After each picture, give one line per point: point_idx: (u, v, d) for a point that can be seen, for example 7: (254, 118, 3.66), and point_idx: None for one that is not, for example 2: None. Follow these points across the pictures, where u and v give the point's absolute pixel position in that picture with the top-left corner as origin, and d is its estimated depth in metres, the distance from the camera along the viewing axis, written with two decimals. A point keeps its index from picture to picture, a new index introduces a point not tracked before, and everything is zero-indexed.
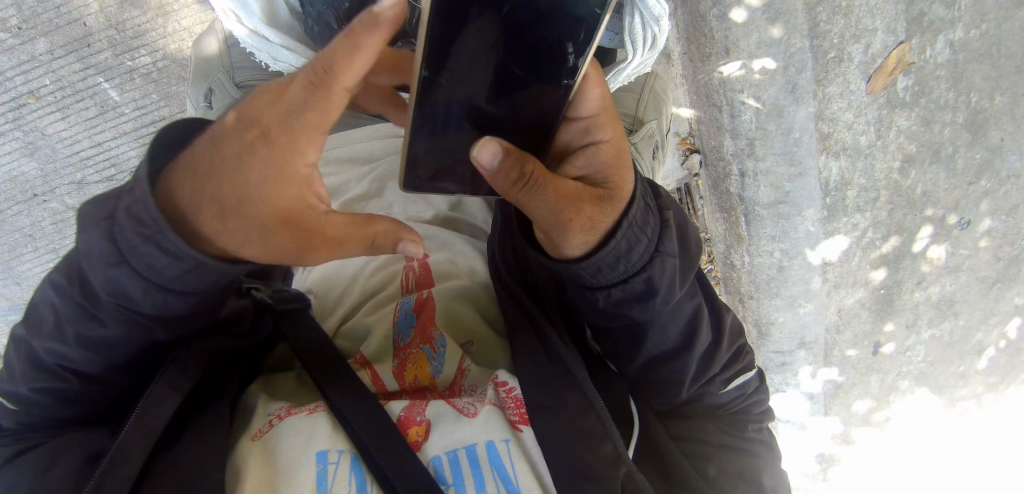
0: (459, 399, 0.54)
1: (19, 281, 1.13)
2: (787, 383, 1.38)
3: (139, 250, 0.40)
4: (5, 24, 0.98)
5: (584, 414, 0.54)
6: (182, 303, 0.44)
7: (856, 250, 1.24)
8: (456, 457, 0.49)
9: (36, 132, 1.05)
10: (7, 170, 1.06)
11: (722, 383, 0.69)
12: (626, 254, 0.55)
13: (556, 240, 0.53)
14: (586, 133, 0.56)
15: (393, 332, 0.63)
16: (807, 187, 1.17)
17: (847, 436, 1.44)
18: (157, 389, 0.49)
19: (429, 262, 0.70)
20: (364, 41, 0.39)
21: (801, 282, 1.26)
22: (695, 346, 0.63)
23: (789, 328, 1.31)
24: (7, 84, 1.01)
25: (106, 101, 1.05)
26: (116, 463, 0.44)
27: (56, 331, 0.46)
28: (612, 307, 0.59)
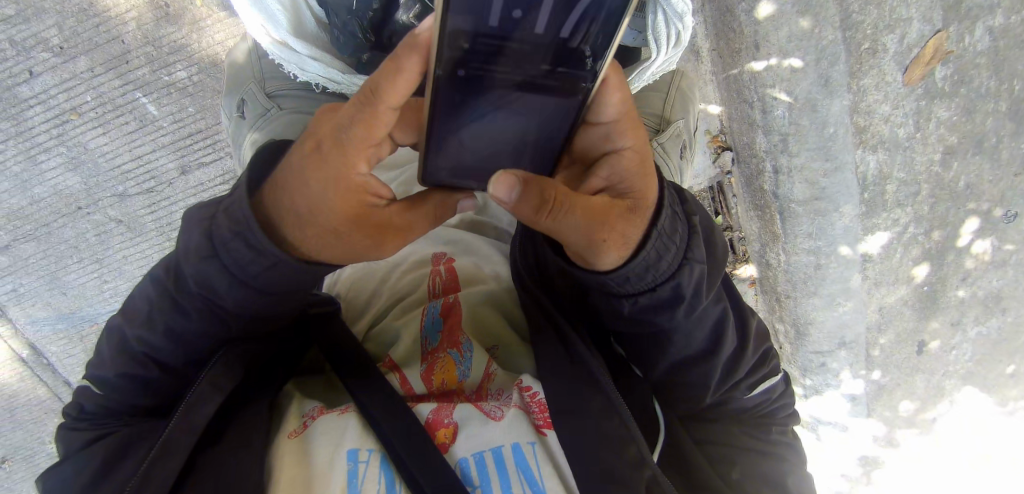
0: (486, 403, 0.50)
1: (65, 291, 1.16)
2: (827, 384, 1.34)
3: (228, 248, 0.46)
4: (47, 44, 1.02)
5: (608, 417, 0.50)
6: (260, 299, 0.49)
7: (896, 246, 1.20)
8: (483, 460, 0.45)
9: (79, 147, 1.08)
10: (52, 185, 1.09)
11: (748, 387, 0.65)
12: (655, 263, 0.50)
13: (586, 258, 0.48)
14: (607, 139, 0.49)
15: (420, 335, 0.59)
16: (844, 183, 1.13)
17: (891, 439, 1.39)
18: (202, 386, 0.49)
19: (455, 266, 0.67)
20: (404, 63, 0.39)
21: (839, 279, 1.22)
22: (722, 354, 0.58)
23: (828, 328, 1.27)
24: (51, 102, 1.05)
25: (145, 115, 1.09)
26: (162, 455, 0.45)
27: (146, 322, 0.51)
28: (638, 317, 0.53)
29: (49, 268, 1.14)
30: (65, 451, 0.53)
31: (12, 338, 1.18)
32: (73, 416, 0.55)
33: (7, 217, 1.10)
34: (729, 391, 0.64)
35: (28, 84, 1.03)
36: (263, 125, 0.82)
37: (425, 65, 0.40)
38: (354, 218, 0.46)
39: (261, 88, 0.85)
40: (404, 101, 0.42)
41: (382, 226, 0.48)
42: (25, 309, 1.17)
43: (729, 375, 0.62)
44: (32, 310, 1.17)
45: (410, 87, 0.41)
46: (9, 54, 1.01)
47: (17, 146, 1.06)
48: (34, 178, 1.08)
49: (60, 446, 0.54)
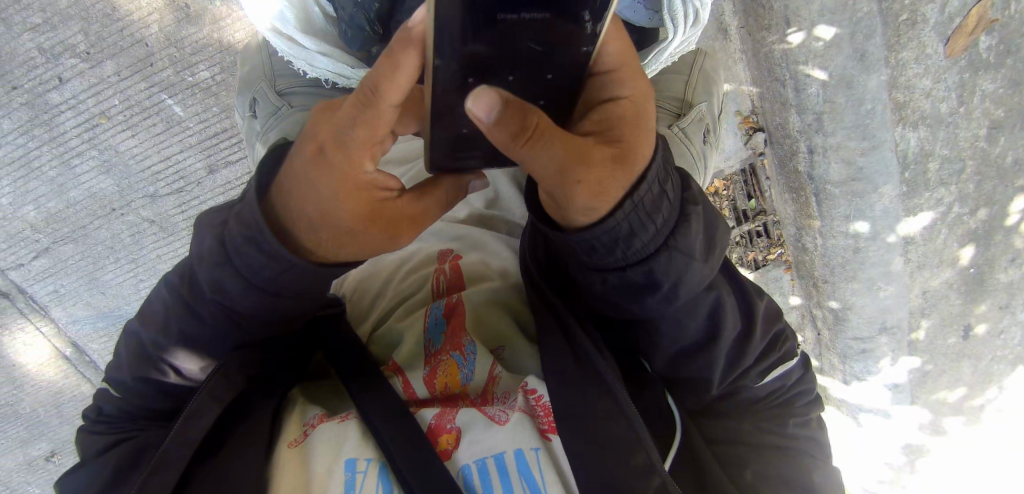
0: (490, 407, 0.49)
1: (103, 290, 1.20)
2: (868, 371, 1.28)
3: (240, 253, 0.46)
4: (74, 50, 1.04)
5: (615, 420, 0.48)
6: (272, 304, 0.49)
7: (940, 227, 1.14)
8: (486, 467, 0.44)
9: (110, 150, 1.11)
10: (86, 188, 1.12)
11: (759, 375, 0.62)
12: (627, 238, 0.45)
13: (558, 203, 0.42)
14: (604, 89, 0.46)
15: (424, 338, 0.58)
16: (883, 162, 1.08)
17: (938, 426, 1.33)
18: (201, 397, 0.50)
19: (460, 264, 0.66)
20: (402, 59, 0.37)
21: (880, 263, 1.16)
22: (721, 342, 0.54)
23: (868, 314, 1.21)
24: (81, 107, 1.07)
25: (171, 116, 1.11)
26: (157, 469, 0.45)
27: (163, 326, 0.52)
28: (614, 296, 0.51)
29: (88, 269, 1.18)
30: (86, 454, 0.55)
31: (55, 337, 1.23)
32: (91, 418, 0.57)
33: (46, 220, 1.13)
34: (738, 380, 0.61)
35: (59, 90, 1.06)
36: (274, 123, 0.82)
37: (423, 57, 0.38)
38: (367, 215, 0.46)
39: (273, 86, 0.85)
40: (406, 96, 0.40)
41: (395, 220, 0.47)
42: (67, 308, 1.21)
43: (732, 365, 0.58)
44: (73, 309, 1.21)
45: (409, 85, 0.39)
46: (39, 62, 1.03)
47: (50, 151, 1.09)
48: (69, 181, 1.11)
49: (83, 449, 0.56)
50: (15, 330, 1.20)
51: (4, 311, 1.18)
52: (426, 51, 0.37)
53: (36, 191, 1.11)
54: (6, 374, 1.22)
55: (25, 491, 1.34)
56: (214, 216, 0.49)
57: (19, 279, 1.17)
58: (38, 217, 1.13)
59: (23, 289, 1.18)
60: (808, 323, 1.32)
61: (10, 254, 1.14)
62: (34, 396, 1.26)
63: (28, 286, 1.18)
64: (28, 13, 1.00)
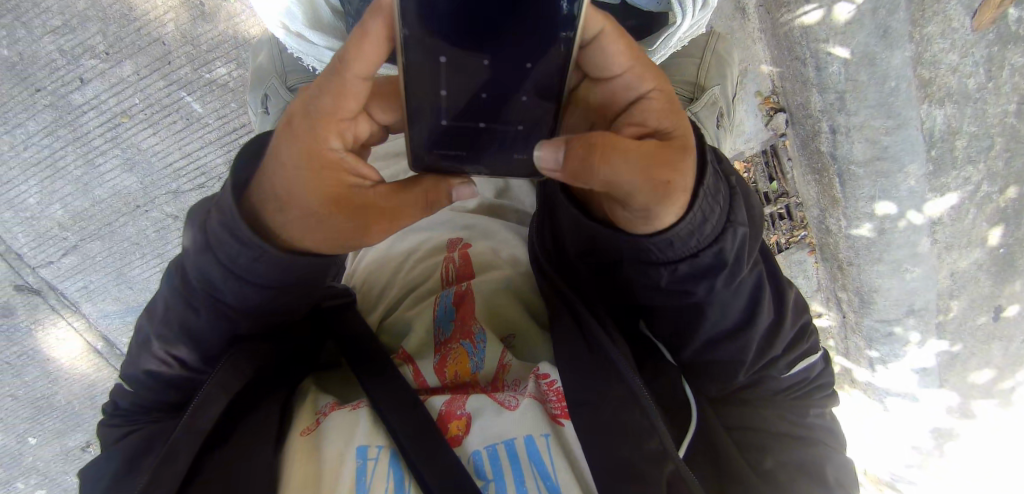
0: (501, 393, 0.50)
1: (131, 285, 1.24)
2: (893, 354, 1.25)
3: (221, 242, 0.47)
4: (94, 50, 1.06)
5: (628, 408, 0.48)
6: (260, 295, 0.50)
7: (968, 207, 1.11)
8: (496, 452, 0.45)
9: (132, 149, 1.13)
10: (111, 186, 1.15)
11: (785, 367, 0.62)
12: (701, 226, 0.46)
13: (647, 211, 0.43)
14: (621, 91, 0.46)
15: (433, 327, 0.59)
16: (909, 140, 1.05)
17: (967, 409, 1.30)
18: (208, 389, 0.50)
19: (469, 253, 0.66)
20: (367, 28, 0.41)
21: (906, 244, 1.14)
22: (760, 323, 0.54)
23: (894, 296, 1.19)
24: (102, 106, 1.10)
25: (191, 113, 1.13)
26: (168, 457, 0.46)
27: (166, 319, 0.53)
28: (676, 286, 0.50)
29: (115, 265, 1.21)
30: (106, 443, 0.57)
31: (86, 331, 1.27)
32: (109, 412, 0.59)
33: (73, 219, 1.16)
34: (763, 370, 0.60)
35: (80, 91, 1.08)
36: None
37: (388, 31, 0.42)
38: (332, 197, 0.47)
39: (284, 82, 0.87)
40: (371, 70, 0.43)
41: (364, 208, 0.49)
42: (96, 304, 1.25)
43: (756, 359, 0.58)
44: (103, 304, 1.25)
45: (378, 61, 0.42)
46: (61, 64, 1.06)
47: (75, 151, 1.11)
48: (94, 180, 1.14)
49: (102, 442, 0.58)
50: (49, 326, 1.24)
51: (37, 307, 1.22)
52: (393, 24, 0.41)
53: (63, 190, 1.14)
54: (41, 368, 1.27)
55: (64, 480, 1.39)
56: (206, 208, 0.50)
57: (49, 276, 1.20)
58: (65, 215, 1.16)
59: (54, 286, 1.21)
60: (833, 307, 1.29)
61: (40, 252, 1.18)
62: (68, 389, 1.31)
63: (59, 283, 1.21)
64: (48, 16, 1.03)
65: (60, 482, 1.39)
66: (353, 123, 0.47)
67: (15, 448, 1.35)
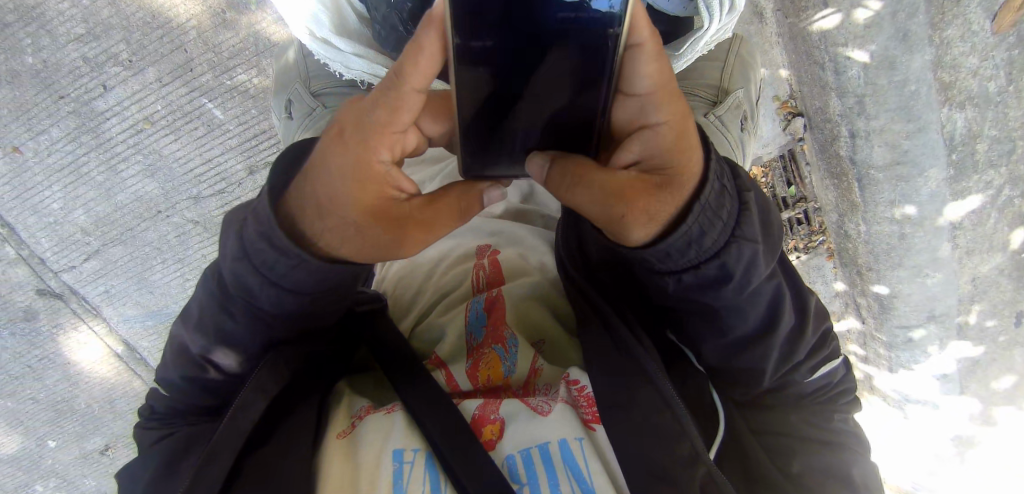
0: (533, 398, 0.49)
1: (152, 290, 1.25)
2: (915, 361, 1.23)
3: (257, 249, 0.46)
4: (118, 58, 1.08)
5: (659, 414, 0.47)
6: (293, 301, 0.50)
7: (989, 211, 1.10)
8: (531, 456, 0.44)
9: (154, 155, 1.14)
10: (134, 192, 1.16)
11: (807, 371, 0.61)
12: (697, 240, 0.46)
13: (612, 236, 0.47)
14: (641, 112, 0.48)
15: (465, 333, 0.59)
16: (930, 144, 1.03)
17: (989, 417, 1.28)
18: (246, 392, 0.50)
19: (499, 260, 0.66)
20: (425, 40, 0.42)
21: (927, 250, 1.12)
22: (777, 332, 0.53)
23: (914, 301, 1.17)
24: (125, 113, 1.11)
25: (213, 119, 1.14)
26: (208, 458, 0.46)
27: (201, 323, 0.53)
28: (685, 295, 0.50)
29: (136, 270, 1.23)
30: (144, 446, 0.58)
31: (107, 336, 1.28)
32: (145, 416, 0.60)
33: (96, 224, 1.18)
34: (785, 374, 0.60)
35: (103, 98, 1.09)
36: (309, 123, 0.85)
37: (442, 42, 0.43)
38: (372, 210, 0.47)
39: (307, 87, 0.88)
40: (426, 83, 0.45)
41: (402, 221, 0.49)
42: (117, 308, 1.26)
43: (784, 361, 0.57)
44: (124, 309, 1.26)
45: (433, 74, 0.44)
46: (84, 71, 1.07)
47: (98, 157, 1.13)
48: (116, 186, 1.15)
49: (140, 444, 0.59)
50: (69, 330, 1.25)
51: (59, 312, 1.23)
52: (447, 34, 0.43)
53: (85, 196, 1.15)
54: (63, 372, 1.28)
55: (82, 483, 1.40)
56: (239, 214, 0.49)
57: (71, 281, 1.21)
58: (88, 221, 1.17)
59: (76, 290, 1.23)
60: (852, 312, 1.29)
61: (62, 257, 1.19)
62: (88, 393, 1.31)
63: (81, 287, 1.22)
64: (72, 24, 1.04)
65: (79, 485, 1.40)
66: (403, 136, 0.48)
67: (35, 451, 1.36)
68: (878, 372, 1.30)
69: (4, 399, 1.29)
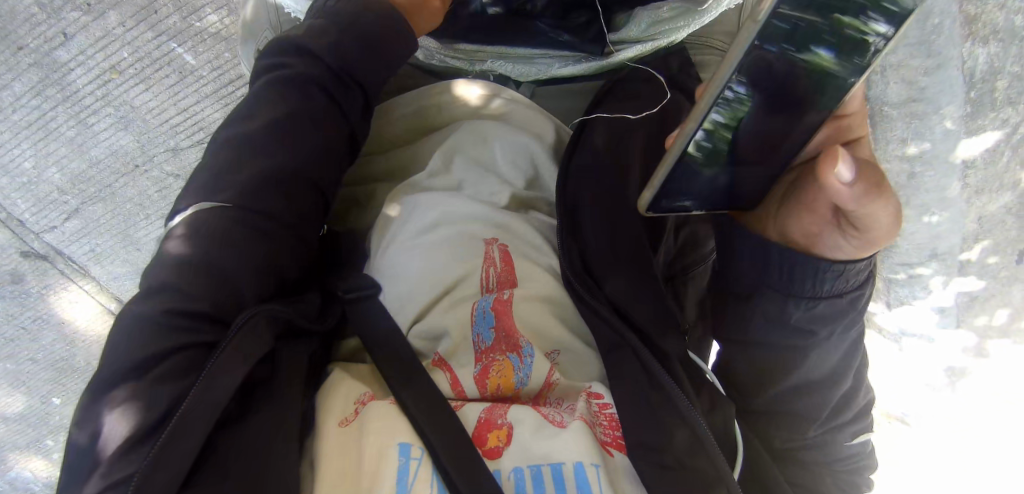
0: (545, 407, 0.50)
1: (138, 246, 1.21)
2: (914, 296, 1.23)
3: (340, 14, 0.64)
4: (74, 1, 0.99)
5: (695, 452, 0.48)
6: (363, 49, 0.63)
7: (1004, 149, 1.04)
8: (541, 473, 0.43)
9: (126, 107, 1.08)
10: (108, 146, 1.11)
11: (850, 435, 0.66)
12: (868, 261, 0.54)
13: (864, 239, 0.50)
14: (849, 128, 0.56)
15: (471, 332, 0.55)
16: (949, 82, 0.98)
17: (982, 349, 1.27)
18: (229, 350, 0.44)
19: (510, 257, 0.61)
20: None
21: (936, 189, 1.09)
22: (846, 378, 0.61)
23: (918, 239, 1.16)
24: (89, 63, 1.03)
25: (185, 66, 1.06)
26: (177, 437, 0.39)
27: (236, 140, 0.55)
28: (805, 324, 0.58)
29: (121, 227, 1.19)
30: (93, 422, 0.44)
31: (100, 293, 1.26)
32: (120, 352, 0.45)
33: (73, 182, 1.13)
34: (831, 429, 0.65)
35: (64, 47, 1.01)
36: None
37: None
38: None
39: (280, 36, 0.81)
40: None
41: None
42: (106, 267, 1.23)
43: (833, 409, 0.64)
44: (113, 268, 1.24)
45: None
46: (40, 18, 0.99)
47: (66, 111, 1.06)
48: (88, 140, 1.09)
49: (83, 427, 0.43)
50: (60, 290, 1.23)
51: (46, 273, 1.20)
52: None
53: (58, 152, 1.10)
54: (59, 332, 1.27)
55: None
56: (275, 54, 0.62)
57: (54, 241, 1.18)
58: (64, 179, 1.12)
59: (60, 251, 1.20)
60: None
61: (42, 218, 1.15)
62: (87, 351, 1.31)
63: (66, 247, 1.19)
64: None
65: None
66: None
67: (40, 408, 1.36)
68: (876, 308, 1.30)
69: (4, 361, 1.28)
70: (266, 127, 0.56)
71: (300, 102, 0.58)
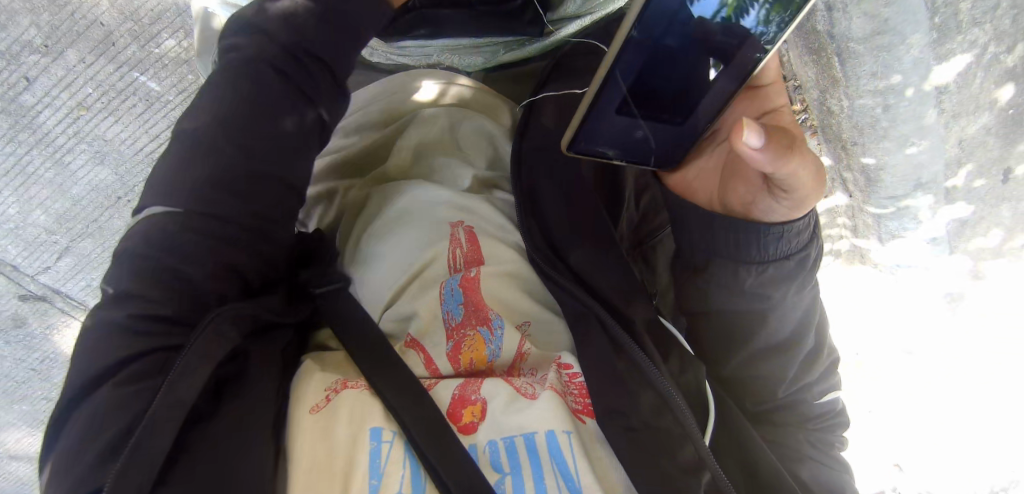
0: (517, 380, 0.53)
1: None
2: (905, 228, 1.23)
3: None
4: (32, 45, 1.00)
5: (660, 413, 0.54)
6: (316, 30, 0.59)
7: (976, 71, 1.04)
8: (514, 445, 0.48)
9: (99, 140, 1.10)
10: (87, 182, 1.12)
11: (819, 394, 0.74)
12: (806, 225, 0.58)
13: (792, 200, 0.55)
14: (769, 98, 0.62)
15: (441, 310, 0.58)
16: (911, 10, 0.98)
17: (979, 272, 1.29)
18: (189, 357, 0.46)
19: (476, 236, 0.64)
20: None
21: (912, 118, 1.08)
22: (805, 340, 0.68)
23: (901, 172, 1.15)
24: (56, 103, 1.05)
25: (150, 93, 1.09)
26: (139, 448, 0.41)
27: (194, 142, 0.54)
28: (757, 288, 0.63)
29: None
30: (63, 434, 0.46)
31: None
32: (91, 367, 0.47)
33: (59, 222, 1.15)
34: (801, 390, 0.73)
35: (29, 91, 1.03)
36: None
37: None
38: None
39: None
40: None
41: None
42: None
43: (800, 376, 0.71)
44: None
45: None
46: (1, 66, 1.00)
47: (41, 154, 1.08)
48: (68, 180, 1.11)
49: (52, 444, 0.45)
50: (63, 328, 1.26)
51: (47, 313, 1.24)
52: None
53: (39, 195, 1.11)
54: None
55: None
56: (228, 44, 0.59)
57: (50, 281, 1.21)
58: (50, 220, 1.14)
59: (58, 290, 1.22)
60: (838, 187, 1.28)
61: (34, 260, 1.17)
62: None
63: (62, 286, 1.22)
64: None
65: None
66: None
67: None
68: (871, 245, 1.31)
69: (20, 403, 1.30)
70: (224, 126, 0.55)
71: (256, 95, 0.56)
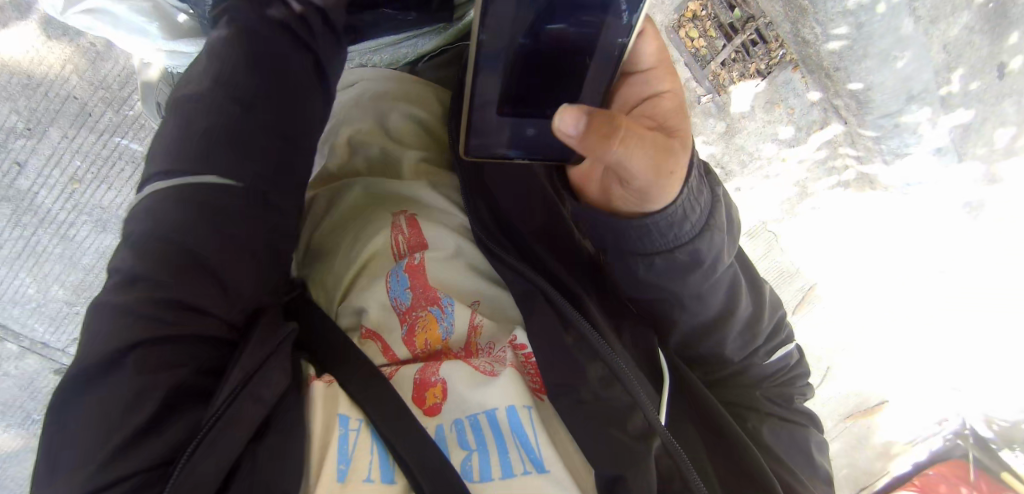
0: (476, 359, 0.56)
1: None
2: (907, 145, 1.27)
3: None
4: (14, 129, 1.04)
5: (611, 384, 0.57)
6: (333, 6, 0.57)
7: None
8: (478, 422, 0.51)
9: (97, 208, 1.14)
10: (96, 251, 1.17)
11: (766, 353, 0.76)
12: (681, 221, 0.57)
13: (641, 191, 0.54)
14: (647, 85, 0.61)
15: (389, 296, 0.60)
16: None
17: (993, 175, 1.36)
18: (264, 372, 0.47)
19: (418, 223, 0.66)
20: None
21: (888, 32, 1.14)
22: (734, 314, 0.68)
23: (890, 86, 1.20)
24: (49, 181, 1.09)
25: (134, 154, 1.13)
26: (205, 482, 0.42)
27: (213, 124, 0.50)
28: (654, 280, 0.62)
29: None
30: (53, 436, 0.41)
31: None
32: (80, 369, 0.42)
33: (77, 293, 1.19)
34: (750, 356, 0.75)
35: (22, 175, 1.07)
36: None
37: None
38: None
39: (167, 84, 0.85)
40: None
41: None
42: None
43: (750, 337, 0.72)
44: None
45: None
46: None
47: (48, 232, 1.13)
48: (76, 252, 1.16)
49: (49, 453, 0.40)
50: None
51: None
52: None
53: (53, 271, 1.16)
54: None
55: None
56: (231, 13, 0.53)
57: None
58: (68, 292, 1.19)
59: None
60: (833, 117, 1.28)
61: (61, 334, 1.22)
62: None
63: None
64: None
65: None
66: None
67: None
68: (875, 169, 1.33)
69: None
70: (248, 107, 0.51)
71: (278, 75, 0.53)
